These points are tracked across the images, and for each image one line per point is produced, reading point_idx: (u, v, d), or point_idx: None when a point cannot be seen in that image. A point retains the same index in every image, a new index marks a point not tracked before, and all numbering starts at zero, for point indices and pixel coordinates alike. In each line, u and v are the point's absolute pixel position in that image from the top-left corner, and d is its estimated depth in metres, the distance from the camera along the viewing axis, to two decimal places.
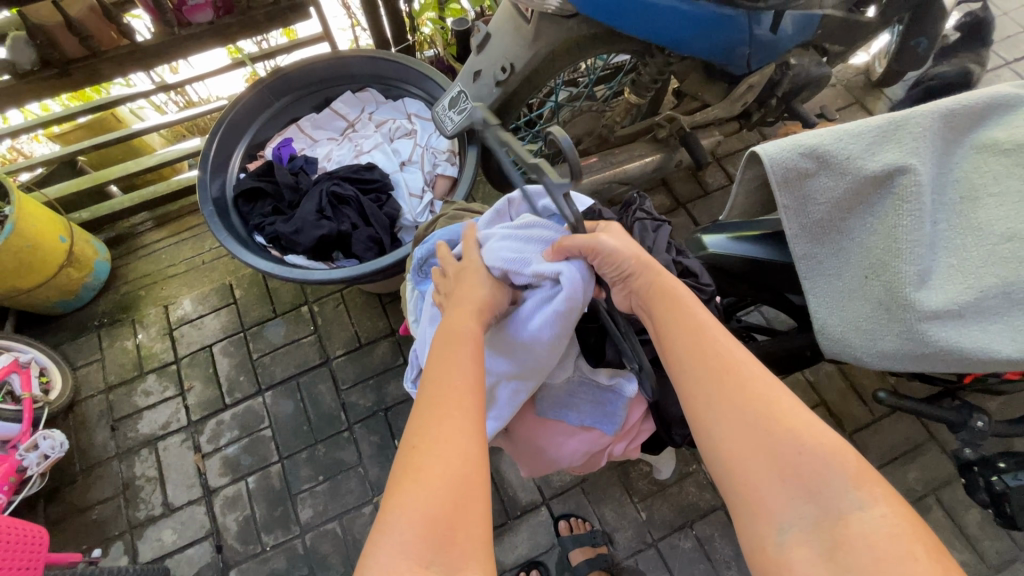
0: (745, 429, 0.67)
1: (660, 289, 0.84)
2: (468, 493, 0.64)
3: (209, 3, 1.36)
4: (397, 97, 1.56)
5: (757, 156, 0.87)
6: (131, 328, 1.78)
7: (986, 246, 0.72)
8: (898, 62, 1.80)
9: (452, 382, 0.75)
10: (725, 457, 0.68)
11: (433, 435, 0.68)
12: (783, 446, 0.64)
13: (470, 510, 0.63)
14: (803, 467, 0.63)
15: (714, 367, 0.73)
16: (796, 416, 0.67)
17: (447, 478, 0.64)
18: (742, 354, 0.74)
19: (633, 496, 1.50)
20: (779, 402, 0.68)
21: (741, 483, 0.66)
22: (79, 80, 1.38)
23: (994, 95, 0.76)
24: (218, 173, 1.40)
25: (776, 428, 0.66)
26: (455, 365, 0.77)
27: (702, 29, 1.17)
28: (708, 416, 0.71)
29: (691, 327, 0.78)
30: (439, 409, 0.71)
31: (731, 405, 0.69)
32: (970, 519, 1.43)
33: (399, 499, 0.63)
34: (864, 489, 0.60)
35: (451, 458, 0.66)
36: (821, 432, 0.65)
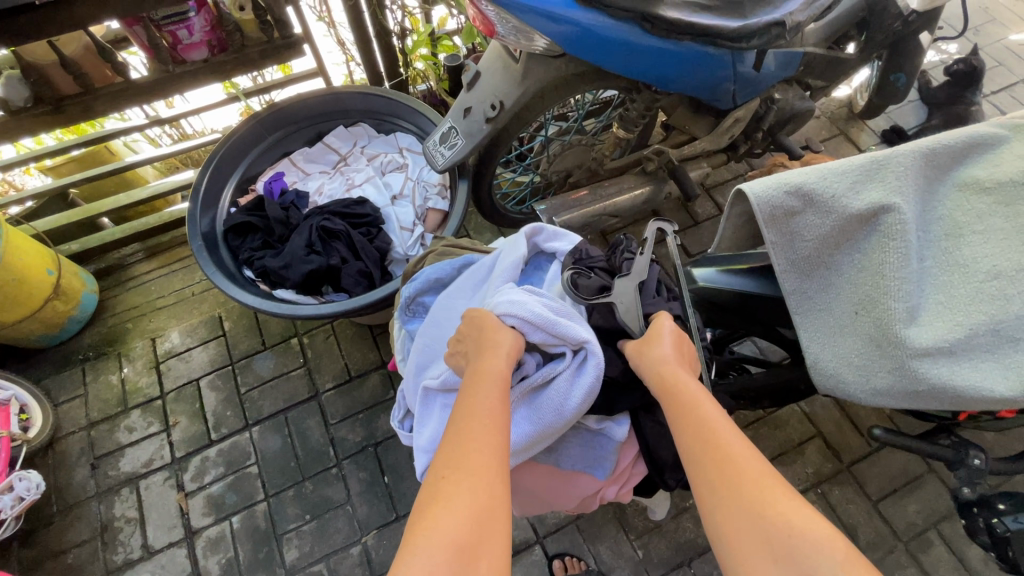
0: (735, 507, 0.64)
1: (664, 383, 0.80)
2: (492, 526, 0.62)
3: (204, 42, 1.39)
4: (389, 131, 1.58)
5: (742, 193, 0.88)
6: (117, 362, 1.75)
7: (974, 283, 0.72)
8: (879, 96, 1.86)
9: (480, 417, 0.73)
10: (726, 532, 0.64)
11: (464, 468, 0.67)
12: (769, 523, 0.61)
13: (493, 546, 0.61)
14: (795, 545, 0.59)
15: (713, 437, 0.71)
16: (783, 495, 0.64)
17: (473, 514, 0.62)
18: (732, 431, 0.72)
19: (629, 533, 1.46)
20: (768, 476, 0.66)
21: (740, 561, 0.62)
22: (72, 117, 1.38)
23: (973, 135, 0.77)
24: (208, 208, 1.39)
25: (761, 508, 0.63)
26: (482, 404, 0.75)
27: (688, 66, 1.20)
28: (704, 496, 0.68)
29: (688, 406, 0.76)
30: (468, 442, 0.70)
31: (723, 482, 0.67)
32: (973, 554, 1.40)
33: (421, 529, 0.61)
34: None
35: (477, 490, 0.65)
36: (811, 516, 0.61)
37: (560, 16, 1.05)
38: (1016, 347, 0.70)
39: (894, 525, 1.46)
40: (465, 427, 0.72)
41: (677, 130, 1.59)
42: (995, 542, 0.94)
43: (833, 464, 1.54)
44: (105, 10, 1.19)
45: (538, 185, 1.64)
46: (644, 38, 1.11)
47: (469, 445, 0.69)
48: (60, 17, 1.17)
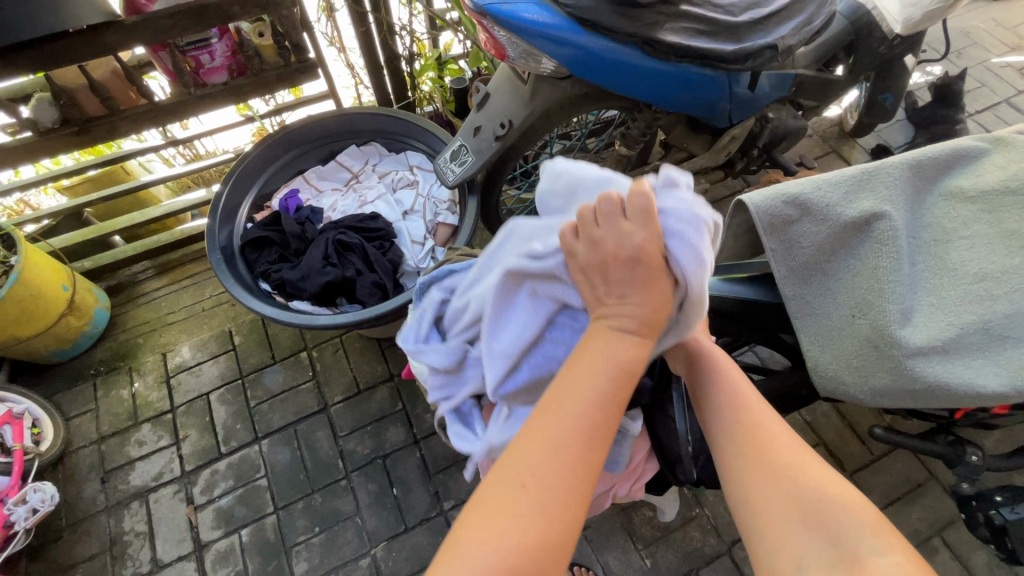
0: (769, 477, 0.70)
1: (697, 355, 0.86)
2: (559, 550, 0.60)
3: (225, 66, 1.48)
4: (400, 150, 1.64)
5: (742, 204, 0.93)
6: (128, 377, 1.77)
7: (962, 285, 0.77)
8: (868, 115, 1.94)
9: (573, 425, 0.65)
10: (751, 501, 0.70)
11: (541, 484, 0.61)
12: (803, 492, 0.67)
13: (555, 566, 0.59)
14: (822, 511, 0.65)
15: (747, 420, 0.76)
16: (818, 466, 0.70)
17: (541, 535, 0.59)
18: (765, 411, 0.78)
19: (637, 542, 1.47)
20: (805, 454, 0.72)
21: (767, 524, 0.67)
22: (96, 137, 1.43)
23: (956, 147, 0.83)
24: (226, 223, 1.44)
25: (796, 480, 0.68)
26: (584, 407, 0.66)
27: (687, 87, 1.26)
28: (733, 470, 0.74)
29: (718, 388, 0.82)
30: (557, 452, 0.63)
31: (756, 457, 0.72)
32: (978, 560, 1.42)
33: (477, 533, 0.59)
34: (881, 538, 0.61)
35: (549, 511, 0.60)
36: (842, 486, 0.67)
37: (566, 40, 1.10)
38: (1004, 345, 0.75)
39: (899, 532, 1.47)
40: (556, 435, 0.64)
41: (676, 147, 1.65)
42: (995, 533, 0.96)
43: (836, 472, 1.56)
44: (133, 36, 1.26)
45: None
46: (646, 61, 1.17)
47: (553, 458, 0.63)
48: (93, 43, 1.23)
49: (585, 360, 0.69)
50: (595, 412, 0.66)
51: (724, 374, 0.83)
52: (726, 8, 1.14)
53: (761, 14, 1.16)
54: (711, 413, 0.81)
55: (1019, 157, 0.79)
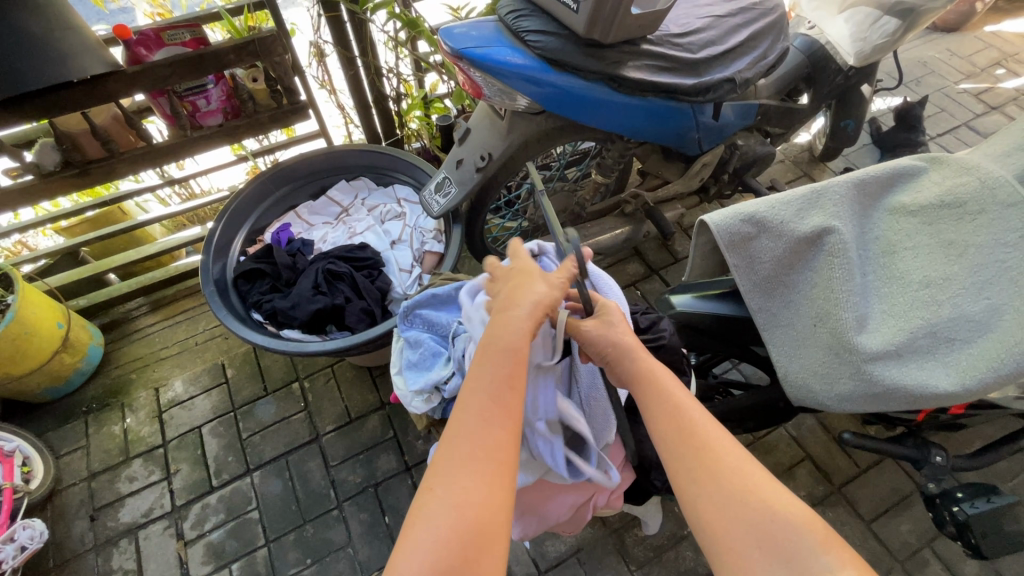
0: (725, 500, 0.68)
1: (639, 372, 0.82)
2: (490, 528, 0.65)
3: (220, 109, 1.55)
4: (387, 183, 1.71)
5: (704, 224, 0.99)
6: (120, 413, 1.78)
7: (910, 292, 0.83)
8: (834, 141, 2.05)
9: (481, 412, 0.72)
10: (707, 521, 0.68)
11: (459, 472, 0.68)
12: (755, 515, 0.65)
13: (488, 548, 0.64)
14: (777, 534, 0.63)
15: (690, 436, 0.74)
16: (765, 479, 0.69)
17: (467, 519, 0.64)
18: (713, 426, 0.75)
19: (630, 564, 1.48)
20: (756, 470, 0.70)
21: (726, 549, 0.66)
22: (96, 178, 1.50)
23: (895, 166, 0.90)
24: (220, 256, 1.49)
25: (747, 499, 0.67)
26: (484, 399, 0.73)
27: (655, 117, 1.35)
28: (687, 492, 0.71)
29: (661, 401, 0.79)
30: (465, 446, 0.70)
31: (709, 479, 0.70)
32: (967, 569, 1.43)
33: (415, 537, 0.64)
34: (832, 553, 0.61)
35: (472, 498, 0.66)
36: (790, 501, 0.66)
37: (538, 78, 1.19)
38: (951, 347, 0.79)
39: (889, 545, 1.48)
40: (469, 423, 0.71)
41: (651, 175, 1.74)
42: (959, 531, 0.97)
43: (824, 486, 1.58)
44: (134, 83, 1.33)
45: (526, 230, 1.77)
46: (613, 95, 1.26)
47: (468, 445, 0.70)
48: (96, 91, 1.31)
49: (486, 351, 0.77)
50: (493, 394, 0.74)
51: (665, 388, 0.80)
52: (684, 46, 1.24)
53: (719, 51, 1.26)
54: (655, 427, 0.78)
55: (953, 174, 0.84)
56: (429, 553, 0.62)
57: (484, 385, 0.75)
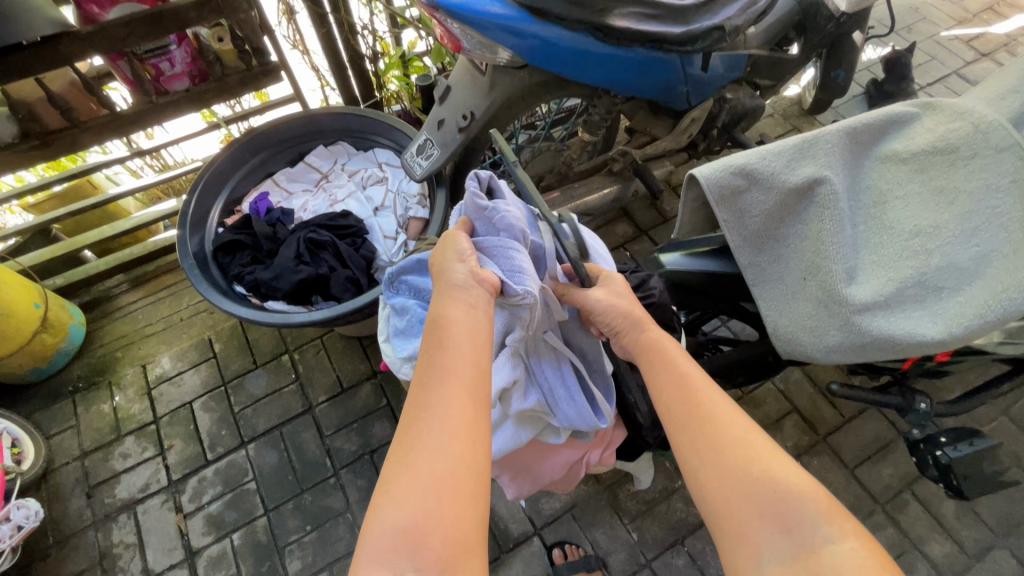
0: (726, 470, 0.67)
1: (647, 345, 0.85)
2: (458, 489, 0.61)
3: (186, 72, 1.47)
4: (367, 148, 1.65)
5: (694, 179, 0.96)
6: (108, 391, 1.76)
7: (900, 241, 0.82)
8: (824, 93, 2.01)
9: (439, 367, 0.70)
10: (707, 488, 0.68)
11: (426, 432, 0.64)
12: (755, 482, 0.65)
13: (455, 508, 0.60)
14: (780, 503, 0.63)
15: (697, 406, 0.74)
16: (770, 448, 0.69)
17: (433, 481, 0.61)
18: (718, 396, 0.75)
19: (623, 517, 1.52)
20: (760, 438, 0.70)
21: (726, 516, 0.65)
22: (57, 150, 1.42)
23: (890, 113, 0.87)
24: (196, 229, 1.45)
25: (752, 468, 0.67)
26: (454, 358, 0.71)
27: (642, 71, 1.31)
28: (688, 462, 0.71)
29: (669, 373, 0.80)
30: (432, 407, 0.67)
31: (709, 447, 0.70)
32: (944, 508, 1.50)
33: (383, 498, 0.61)
34: (835, 525, 0.61)
35: (438, 458, 0.62)
36: (793, 469, 0.66)
37: (519, 30, 1.13)
38: (939, 296, 0.79)
39: (871, 489, 1.54)
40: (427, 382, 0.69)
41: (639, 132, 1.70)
42: (941, 473, 0.99)
43: (810, 436, 1.62)
44: (89, 45, 1.25)
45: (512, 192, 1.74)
46: (599, 47, 1.20)
47: (429, 405, 0.67)
48: (48, 54, 1.23)
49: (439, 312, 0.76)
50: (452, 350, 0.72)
51: (674, 362, 0.81)
52: None
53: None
54: (660, 399, 0.78)
55: (948, 119, 0.81)
56: (397, 519, 0.58)
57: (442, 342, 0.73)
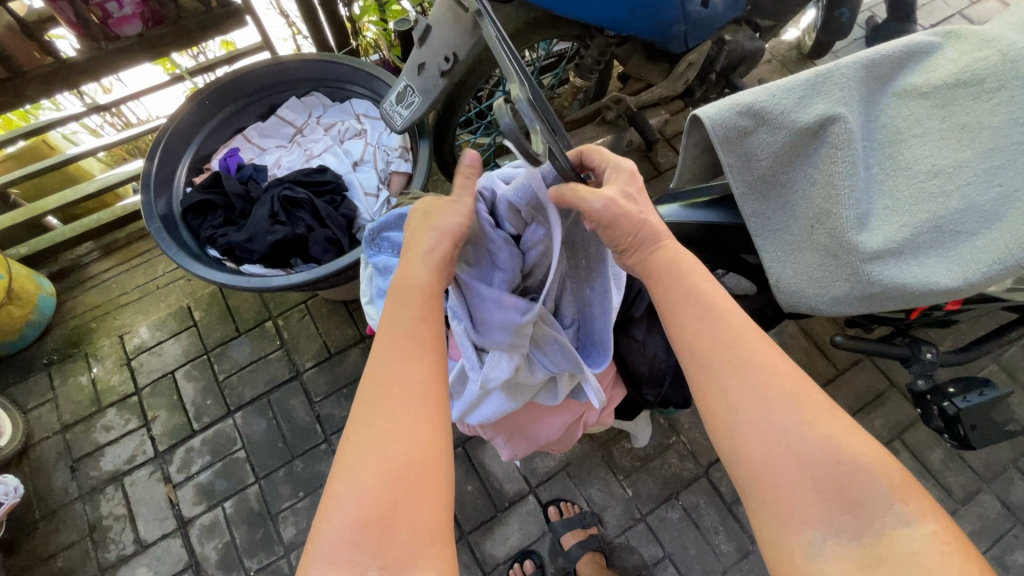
0: (785, 439, 0.61)
1: (662, 267, 0.75)
2: (421, 479, 0.60)
3: (137, 14, 1.33)
4: (344, 99, 1.55)
5: (696, 121, 0.88)
6: (85, 363, 1.69)
7: (915, 184, 0.76)
8: (826, 35, 1.91)
9: (397, 355, 0.67)
10: (747, 455, 0.63)
11: (381, 425, 0.62)
12: (815, 452, 0.60)
13: (418, 499, 0.59)
14: (840, 474, 0.59)
15: (736, 356, 0.67)
16: (826, 409, 0.63)
17: (391, 475, 0.59)
18: (762, 346, 0.67)
19: (618, 474, 1.52)
20: (816, 400, 0.63)
21: (770, 488, 0.61)
22: (3, 104, 1.31)
23: (911, 43, 0.79)
24: (162, 191, 1.35)
25: (809, 432, 0.61)
26: (404, 341, 0.68)
27: (639, 6, 1.21)
28: (728, 422, 0.65)
29: (705, 317, 0.70)
30: (391, 398, 0.64)
31: (760, 412, 0.63)
32: (933, 456, 1.52)
33: (339, 492, 0.59)
34: (909, 504, 0.58)
35: (393, 450, 0.60)
36: (855, 435, 0.61)
37: None
38: (958, 240, 0.74)
39: None
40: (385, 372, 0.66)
41: (633, 78, 1.62)
42: (948, 424, 0.98)
43: None
44: None
45: (500, 145, 1.65)
46: None
47: (386, 395, 0.64)
48: None
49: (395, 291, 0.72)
50: (412, 336, 0.69)
51: (714, 312, 0.70)
52: None
53: None
54: (696, 355, 0.69)
55: (973, 47, 0.76)
56: (349, 514, 0.57)
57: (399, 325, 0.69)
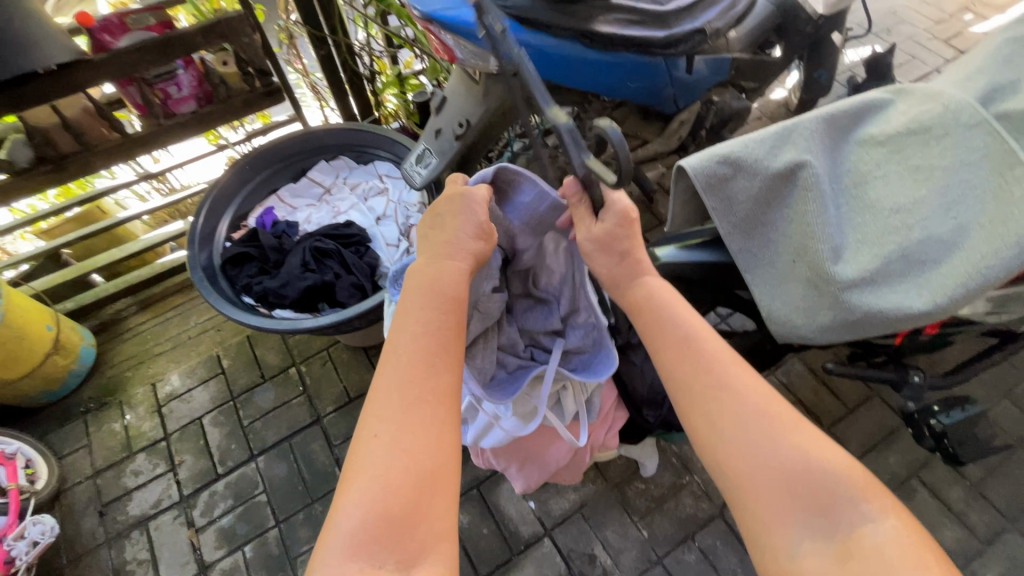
0: (767, 450, 0.67)
1: (638, 301, 0.86)
2: (436, 478, 0.66)
3: (192, 95, 1.53)
4: (369, 161, 1.71)
5: (681, 172, 0.99)
6: (119, 410, 1.78)
7: (881, 219, 0.85)
8: (808, 94, 2.07)
9: (416, 360, 0.73)
10: (732, 469, 0.69)
11: (398, 429, 0.67)
12: (790, 462, 0.66)
13: (431, 496, 0.65)
14: (812, 480, 0.65)
15: (710, 376, 0.74)
16: (796, 421, 0.70)
17: (408, 471, 0.65)
18: (736, 366, 0.75)
19: (632, 515, 1.53)
20: (789, 413, 0.70)
21: (750, 494, 0.67)
22: (71, 173, 1.49)
23: (866, 101, 0.92)
24: (205, 245, 1.49)
25: (781, 439, 0.68)
26: (427, 347, 0.75)
27: (627, 73, 1.35)
28: (707, 437, 0.72)
29: (684, 345, 0.78)
30: (411, 402, 0.69)
31: (741, 428, 0.69)
32: (953, 494, 1.50)
33: (355, 487, 0.64)
34: (874, 503, 0.63)
35: (412, 448, 0.66)
36: (826, 445, 0.67)
37: None
38: (922, 268, 0.82)
39: (879, 477, 1.55)
40: (400, 380, 0.71)
41: (630, 137, 1.77)
42: (937, 441, 1.05)
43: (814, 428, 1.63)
44: (101, 73, 1.32)
45: None
46: (587, 52, 1.27)
47: (408, 398, 0.70)
48: (63, 82, 1.29)
49: (424, 301, 0.79)
50: (427, 344, 0.75)
51: (693, 341, 0.78)
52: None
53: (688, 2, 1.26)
54: (680, 377, 0.76)
55: (920, 103, 0.86)
56: (366, 506, 0.63)
57: (419, 332, 0.76)
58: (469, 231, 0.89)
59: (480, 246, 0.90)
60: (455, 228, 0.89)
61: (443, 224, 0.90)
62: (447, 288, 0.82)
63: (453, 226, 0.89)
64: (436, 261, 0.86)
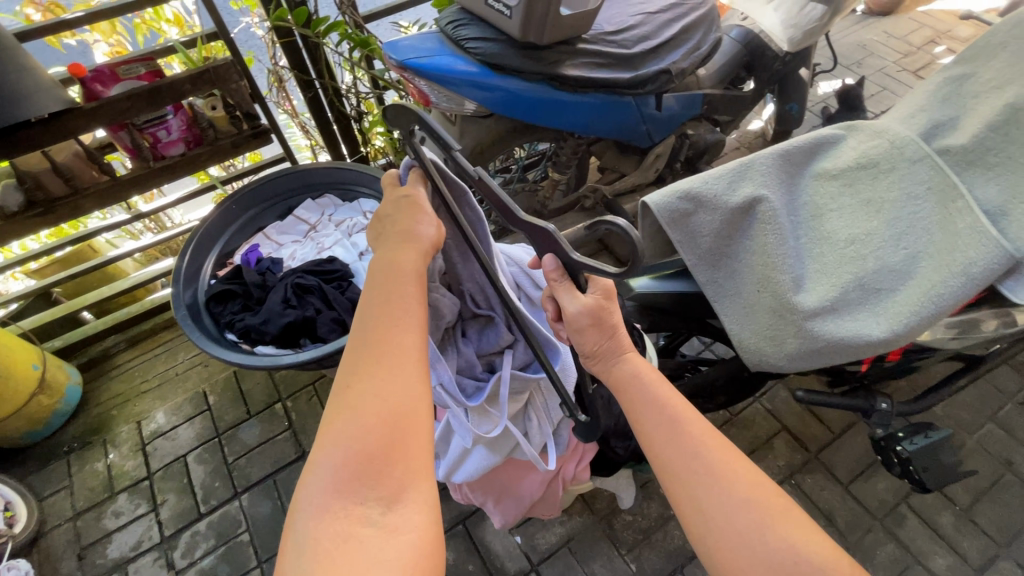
0: (754, 543, 0.66)
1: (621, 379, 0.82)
2: (411, 425, 0.64)
3: (181, 138, 1.58)
4: (354, 199, 1.76)
5: (645, 208, 1.02)
6: (103, 449, 1.77)
7: (837, 250, 0.88)
8: (782, 126, 2.14)
9: (387, 317, 0.72)
10: (720, 559, 0.68)
11: (371, 374, 0.66)
12: (775, 555, 0.65)
13: (409, 439, 0.63)
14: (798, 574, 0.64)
15: (697, 459, 0.73)
16: (780, 505, 0.69)
17: (386, 417, 0.63)
18: (720, 446, 0.74)
19: (620, 548, 1.51)
20: (775, 498, 0.69)
21: None
22: (61, 216, 1.52)
23: (817, 138, 0.95)
24: (190, 283, 1.52)
25: (766, 529, 0.67)
26: (399, 305, 0.73)
27: (597, 112, 1.41)
28: (695, 526, 0.70)
29: (669, 423, 0.77)
30: (379, 359, 0.68)
31: (725, 517, 0.68)
32: (943, 520, 1.49)
33: (331, 437, 0.63)
34: None
35: (386, 398, 0.64)
36: (811, 533, 0.67)
37: (484, 84, 1.28)
38: (880, 295, 0.85)
39: (867, 504, 1.53)
40: (374, 332, 0.71)
41: (609, 170, 1.82)
42: (904, 469, 1.05)
43: (801, 454, 1.63)
44: (91, 119, 1.37)
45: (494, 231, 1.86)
46: (557, 93, 1.34)
47: (377, 352, 0.69)
48: (53, 128, 1.34)
49: (389, 275, 0.77)
50: (396, 304, 0.73)
51: (676, 420, 0.76)
52: (619, 42, 1.33)
53: (651, 45, 1.35)
54: (666, 463, 0.74)
55: (867, 140, 0.91)
56: (343, 450, 0.61)
57: (386, 296, 0.74)
58: (427, 222, 0.85)
59: (432, 234, 0.84)
60: (417, 213, 0.84)
61: (398, 217, 0.84)
62: (411, 261, 0.79)
63: (415, 212, 0.84)
64: (397, 238, 0.81)
